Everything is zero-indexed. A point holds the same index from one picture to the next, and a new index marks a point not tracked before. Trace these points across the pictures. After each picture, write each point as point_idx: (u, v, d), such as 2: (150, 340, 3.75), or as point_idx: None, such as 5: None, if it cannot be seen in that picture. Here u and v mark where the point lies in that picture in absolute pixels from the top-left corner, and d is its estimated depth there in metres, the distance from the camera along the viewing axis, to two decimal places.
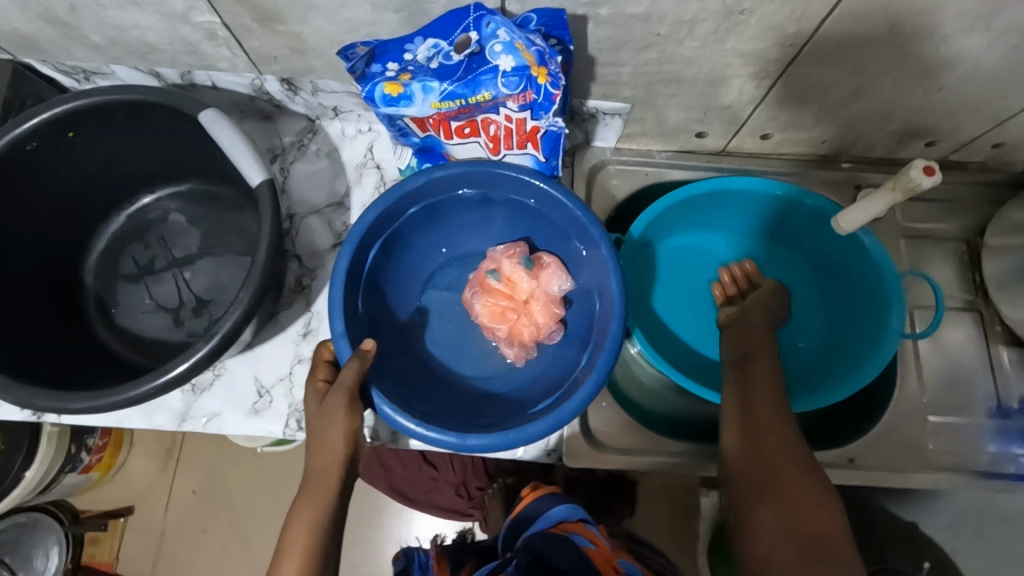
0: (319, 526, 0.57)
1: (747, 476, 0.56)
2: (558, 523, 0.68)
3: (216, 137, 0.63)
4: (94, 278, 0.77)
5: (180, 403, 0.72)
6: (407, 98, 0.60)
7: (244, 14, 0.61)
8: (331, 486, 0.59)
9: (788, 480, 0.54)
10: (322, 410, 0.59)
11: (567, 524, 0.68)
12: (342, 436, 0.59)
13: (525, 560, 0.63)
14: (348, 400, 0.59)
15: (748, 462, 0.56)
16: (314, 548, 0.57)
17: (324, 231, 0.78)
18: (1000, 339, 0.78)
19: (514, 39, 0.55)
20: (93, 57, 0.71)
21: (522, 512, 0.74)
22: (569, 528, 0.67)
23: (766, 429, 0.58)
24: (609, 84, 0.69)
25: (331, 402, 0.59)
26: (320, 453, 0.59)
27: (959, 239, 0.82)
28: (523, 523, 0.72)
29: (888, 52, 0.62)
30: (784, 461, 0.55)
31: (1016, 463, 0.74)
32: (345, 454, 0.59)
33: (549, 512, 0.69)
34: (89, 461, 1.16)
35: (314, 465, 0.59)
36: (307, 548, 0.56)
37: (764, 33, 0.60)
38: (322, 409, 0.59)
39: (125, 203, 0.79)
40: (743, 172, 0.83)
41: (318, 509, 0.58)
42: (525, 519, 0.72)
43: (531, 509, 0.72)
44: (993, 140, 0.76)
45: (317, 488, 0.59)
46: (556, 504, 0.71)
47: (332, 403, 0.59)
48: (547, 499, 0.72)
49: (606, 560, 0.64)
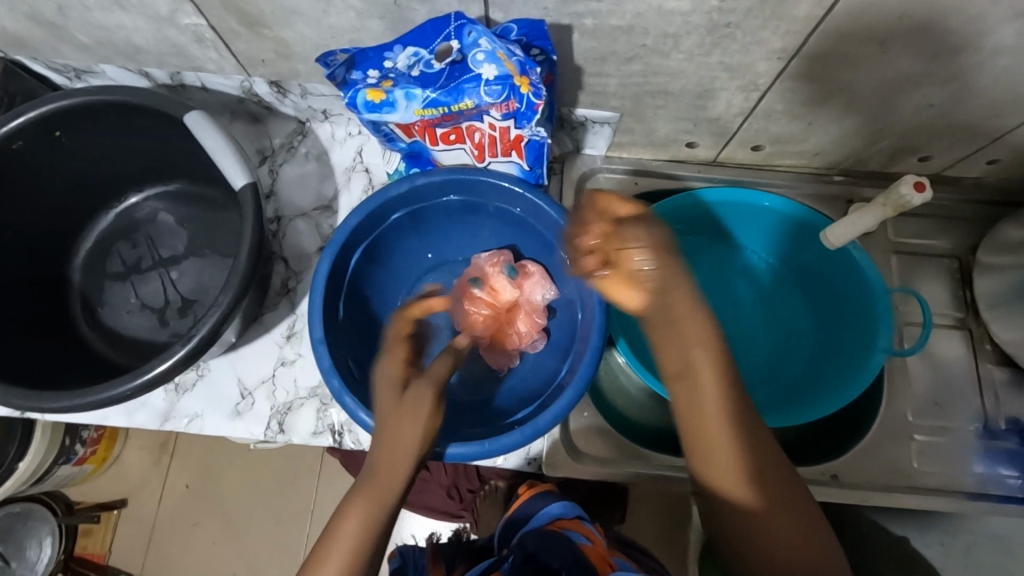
0: (371, 537, 0.51)
1: (759, 518, 0.48)
2: (553, 520, 0.66)
3: (200, 138, 0.63)
4: (85, 275, 0.78)
5: (161, 403, 0.72)
6: (390, 104, 0.60)
7: (229, 17, 0.61)
8: (392, 493, 0.53)
9: (799, 513, 0.48)
10: (402, 403, 0.55)
11: (563, 521, 0.65)
12: (419, 434, 0.54)
13: (518, 559, 0.61)
14: (433, 396, 0.56)
15: (762, 500, 0.48)
16: (359, 554, 0.50)
17: (311, 233, 0.77)
18: (990, 357, 0.77)
19: (495, 48, 0.55)
20: (83, 56, 0.71)
21: (517, 512, 0.72)
22: (565, 526, 0.65)
23: (760, 447, 0.50)
24: (596, 94, 0.69)
25: (416, 392, 0.56)
26: (388, 459, 0.54)
27: (950, 255, 0.81)
28: (519, 522, 0.70)
29: (877, 68, 0.62)
30: (784, 488, 0.49)
31: (1002, 485, 0.73)
32: (415, 461, 0.54)
33: (545, 510, 0.68)
34: (83, 454, 1.17)
35: (376, 469, 0.54)
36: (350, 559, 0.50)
37: (751, 47, 0.59)
38: (404, 403, 0.55)
39: (113, 201, 0.79)
40: (734, 183, 0.82)
41: (375, 516, 0.52)
42: (522, 518, 0.70)
43: (526, 507, 0.71)
44: (986, 158, 0.75)
45: (376, 492, 0.52)
46: (551, 502, 0.70)
47: (416, 398, 0.56)
48: (541, 498, 0.71)
49: (601, 556, 0.61)
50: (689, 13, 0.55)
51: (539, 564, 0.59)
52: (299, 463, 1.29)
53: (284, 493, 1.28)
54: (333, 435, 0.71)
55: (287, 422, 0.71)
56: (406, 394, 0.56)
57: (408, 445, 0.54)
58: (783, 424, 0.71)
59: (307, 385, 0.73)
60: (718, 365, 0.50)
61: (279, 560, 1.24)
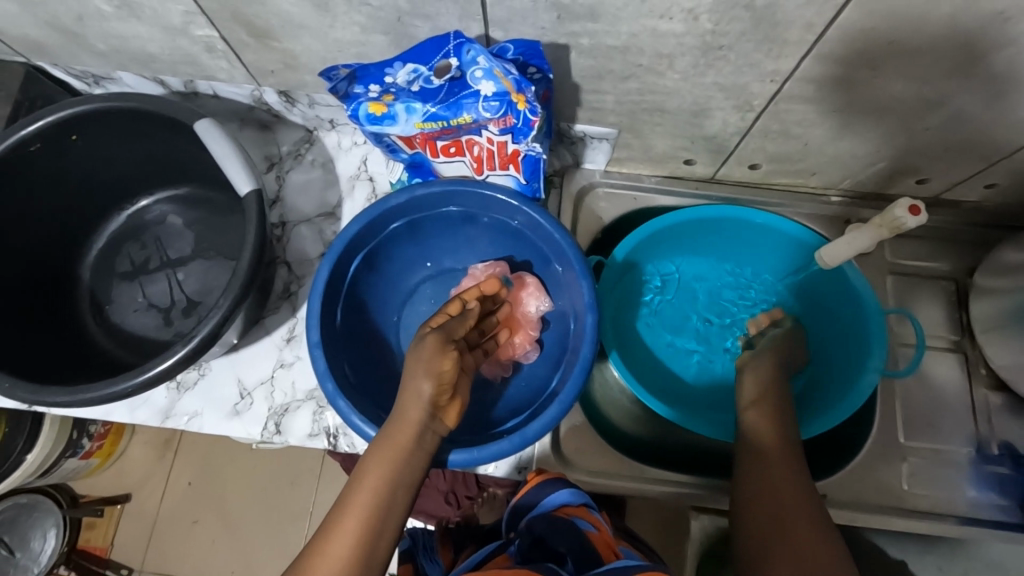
0: (389, 493, 0.54)
1: (766, 460, 0.62)
2: (560, 506, 0.64)
3: (208, 144, 0.66)
4: (94, 273, 0.80)
5: (163, 401, 0.74)
6: (391, 117, 0.62)
7: (240, 30, 0.63)
8: (405, 447, 0.56)
9: (798, 478, 0.60)
10: (414, 354, 0.60)
11: (570, 509, 0.64)
12: (425, 380, 0.57)
13: (526, 543, 0.61)
14: (440, 343, 0.60)
15: (770, 447, 0.63)
16: (375, 511, 0.53)
17: (314, 239, 0.79)
18: (984, 382, 0.77)
19: (493, 67, 0.56)
20: (101, 63, 0.74)
21: (523, 496, 0.68)
22: (570, 512, 0.64)
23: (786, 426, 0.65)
24: (594, 110, 0.71)
25: (423, 344, 0.60)
26: (400, 416, 0.57)
27: (947, 278, 0.81)
28: (527, 506, 0.66)
29: (870, 91, 0.63)
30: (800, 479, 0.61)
31: (996, 510, 0.72)
32: (425, 411, 0.57)
33: (551, 495, 0.65)
34: (90, 447, 1.19)
35: (389, 426, 0.57)
36: (367, 510, 0.53)
37: (744, 69, 0.61)
38: (414, 352, 0.60)
39: (124, 203, 0.82)
40: (732, 201, 0.83)
41: (389, 469, 0.54)
42: (526, 505, 0.67)
43: (531, 495, 0.67)
44: (985, 181, 0.75)
45: (390, 445, 0.55)
46: (557, 487, 0.66)
47: (422, 345, 0.60)
48: (548, 484, 0.67)
49: (607, 544, 0.62)
50: (683, 34, 0.56)
51: (546, 549, 0.60)
52: (300, 465, 1.31)
53: (283, 494, 1.29)
54: (328, 438, 0.72)
55: (283, 423, 0.73)
56: (413, 349, 0.60)
57: (416, 401, 0.57)
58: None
59: (304, 388, 0.74)
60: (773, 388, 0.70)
61: (276, 561, 1.25)
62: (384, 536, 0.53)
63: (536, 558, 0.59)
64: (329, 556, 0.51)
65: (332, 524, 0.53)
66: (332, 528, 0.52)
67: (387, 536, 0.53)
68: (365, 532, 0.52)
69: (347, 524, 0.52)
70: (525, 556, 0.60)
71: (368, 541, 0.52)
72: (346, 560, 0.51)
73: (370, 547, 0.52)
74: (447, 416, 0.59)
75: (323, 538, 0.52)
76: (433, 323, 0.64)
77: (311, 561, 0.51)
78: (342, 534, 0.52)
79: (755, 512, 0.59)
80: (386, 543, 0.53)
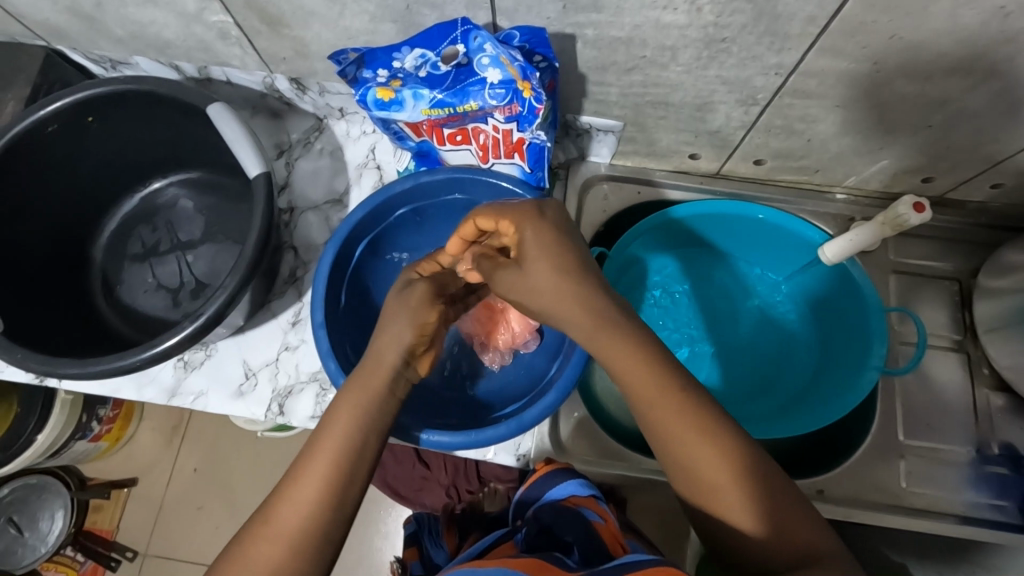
0: (360, 435, 0.53)
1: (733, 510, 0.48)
2: (568, 496, 0.64)
3: (220, 129, 0.67)
4: (107, 255, 0.82)
5: (169, 380, 0.76)
6: (399, 104, 0.63)
7: (253, 17, 0.65)
8: (378, 390, 0.56)
9: (789, 503, 0.48)
10: (402, 298, 0.62)
11: (577, 499, 0.64)
12: (408, 328, 0.59)
13: (533, 530, 0.62)
14: (428, 295, 0.62)
15: (722, 487, 0.48)
16: (345, 455, 0.52)
17: (320, 225, 0.80)
18: (987, 382, 0.77)
19: (499, 54, 0.57)
20: (118, 48, 0.76)
21: (533, 485, 0.69)
22: (578, 502, 0.64)
23: (722, 445, 0.49)
24: (599, 102, 0.71)
25: (411, 291, 0.62)
26: (376, 360, 0.58)
27: (951, 278, 0.81)
28: (536, 496, 0.68)
29: (874, 88, 0.63)
30: (779, 505, 0.48)
31: (994, 512, 0.72)
32: (399, 355, 0.58)
33: (560, 485, 0.66)
34: (98, 430, 1.21)
35: (362, 371, 0.57)
36: (335, 454, 0.52)
37: (747, 62, 0.61)
38: (400, 298, 0.62)
39: (138, 187, 0.84)
40: (737, 196, 0.83)
41: (360, 410, 0.54)
42: (534, 495, 0.68)
43: (538, 485, 0.68)
44: (990, 181, 0.75)
45: (362, 389, 0.56)
46: (565, 478, 0.67)
47: (411, 292, 0.62)
48: (555, 474, 0.68)
49: (614, 536, 0.60)
50: (686, 26, 0.57)
51: (553, 538, 0.60)
52: None
53: None
54: None
55: (286, 405, 0.74)
56: (401, 294, 0.63)
57: (392, 344, 0.58)
58: (767, 435, 0.72)
59: (308, 370, 0.76)
60: (670, 391, 0.51)
61: None
62: (355, 479, 0.52)
63: (542, 545, 0.59)
64: (293, 503, 0.50)
65: (299, 471, 0.52)
66: (297, 476, 0.51)
67: (358, 480, 0.52)
68: (334, 477, 0.51)
69: (315, 471, 0.51)
70: (531, 544, 0.60)
71: (337, 484, 0.51)
72: (314, 505, 0.50)
73: (340, 490, 0.51)
74: (419, 365, 0.61)
75: (290, 483, 0.51)
76: (421, 271, 0.66)
77: (276, 509, 0.50)
78: (310, 480, 0.51)
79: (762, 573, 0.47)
80: (358, 487, 0.52)
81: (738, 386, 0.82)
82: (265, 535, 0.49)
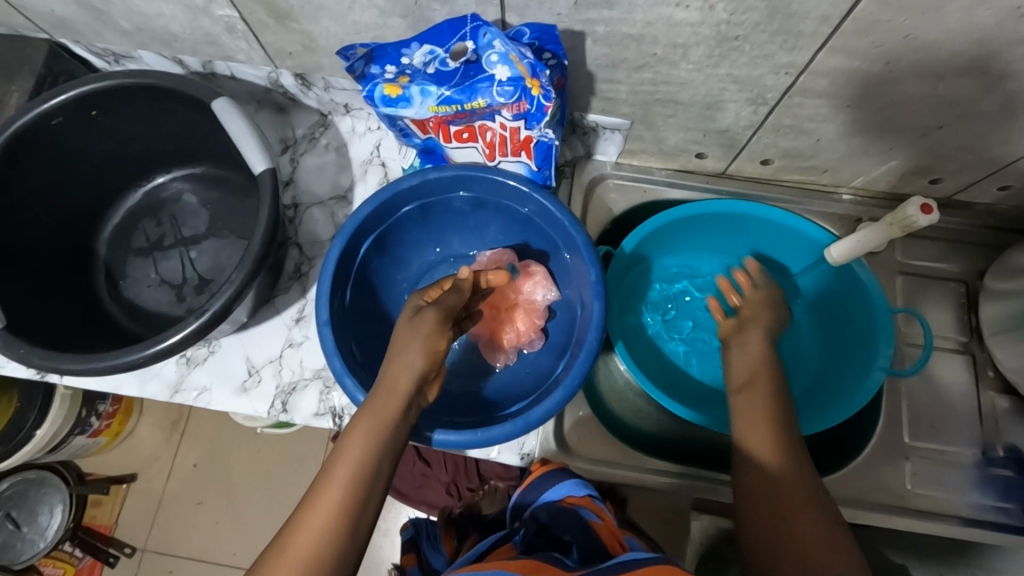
0: (372, 460, 0.53)
1: (774, 479, 0.55)
2: (564, 496, 0.64)
3: (225, 124, 0.67)
4: (110, 248, 0.82)
5: (173, 375, 0.75)
6: (405, 100, 0.62)
7: (260, 10, 0.64)
8: (393, 416, 0.55)
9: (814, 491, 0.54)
10: (412, 324, 0.60)
11: (574, 498, 0.64)
12: (421, 355, 0.57)
13: (531, 530, 0.62)
14: (439, 321, 0.60)
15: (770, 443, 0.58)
16: (357, 483, 0.52)
17: (325, 222, 0.80)
18: (992, 384, 0.76)
19: (508, 50, 0.57)
20: (123, 41, 0.75)
21: (530, 485, 0.69)
22: (575, 502, 0.63)
23: (789, 435, 0.58)
24: (608, 100, 0.71)
25: (420, 318, 0.60)
26: (388, 386, 0.57)
27: (958, 280, 0.81)
28: (532, 497, 0.67)
29: (885, 87, 0.63)
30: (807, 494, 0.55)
31: (999, 514, 0.72)
32: (413, 383, 0.57)
33: (556, 485, 0.65)
34: (98, 426, 1.21)
35: (377, 396, 0.56)
36: (350, 480, 0.52)
37: (758, 61, 0.61)
38: (412, 324, 0.60)
39: (141, 181, 0.83)
40: (743, 196, 0.83)
41: (373, 436, 0.54)
42: (531, 495, 0.68)
43: (535, 485, 0.68)
44: (998, 183, 0.75)
45: (376, 415, 0.55)
46: (563, 477, 0.67)
47: (421, 318, 0.60)
48: (552, 475, 0.67)
49: (613, 534, 0.60)
50: (698, 24, 0.57)
51: (551, 537, 0.60)
52: (305, 449, 1.32)
53: (287, 478, 1.30)
54: (334, 418, 0.73)
55: (290, 402, 0.74)
56: (412, 321, 0.60)
57: (404, 370, 0.57)
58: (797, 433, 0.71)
59: (311, 367, 0.75)
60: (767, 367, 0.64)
61: None
62: (369, 502, 0.52)
63: (541, 546, 0.59)
64: (309, 529, 0.50)
65: (314, 497, 0.52)
66: (312, 502, 0.51)
67: (370, 504, 0.52)
68: (349, 503, 0.51)
69: (329, 497, 0.51)
70: (531, 545, 0.60)
71: (351, 508, 0.51)
72: (329, 530, 0.50)
73: (354, 518, 0.51)
74: (429, 391, 0.60)
75: (306, 508, 0.51)
76: (429, 298, 0.64)
77: (292, 534, 0.50)
78: (325, 505, 0.51)
79: (778, 543, 0.52)
80: (370, 511, 0.52)
81: None
82: (280, 560, 0.49)
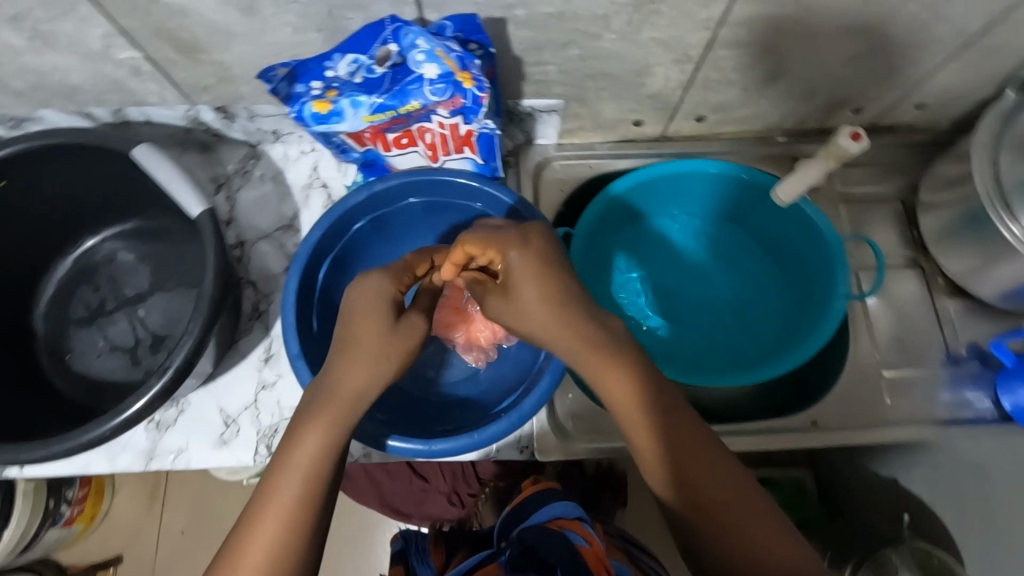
0: (324, 459, 0.49)
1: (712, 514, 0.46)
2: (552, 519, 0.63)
3: (151, 170, 0.63)
4: (48, 323, 0.76)
5: (144, 442, 0.71)
6: (337, 114, 0.60)
7: (165, 47, 0.61)
8: (344, 417, 0.51)
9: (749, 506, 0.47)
10: (398, 332, 0.57)
11: (563, 521, 0.63)
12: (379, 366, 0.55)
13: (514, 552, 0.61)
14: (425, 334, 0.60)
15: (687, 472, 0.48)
16: (310, 486, 0.48)
17: (276, 254, 0.77)
18: (943, 290, 0.81)
19: (433, 47, 0.56)
20: (20, 103, 0.70)
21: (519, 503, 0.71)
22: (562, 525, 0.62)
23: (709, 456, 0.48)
24: (540, 83, 0.71)
25: (410, 321, 0.59)
26: (337, 384, 0.53)
27: (894, 199, 0.85)
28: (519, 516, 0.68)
29: (798, 28, 0.65)
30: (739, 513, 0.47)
31: (973, 409, 0.76)
32: (368, 386, 0.53)
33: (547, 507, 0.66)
34: (70, 513, 1.14)
35: (323, 399, 0.52)
36: (300, 486, 0.48)
37: (678, 20, 0.62)
38: (398, 331, 0.57)
39: (68, 248, 0.78)
40: (685, 155, 0.85)
41: (328, 432, 0.50)
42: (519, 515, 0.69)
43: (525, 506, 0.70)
44: (915, 102, 0.79)
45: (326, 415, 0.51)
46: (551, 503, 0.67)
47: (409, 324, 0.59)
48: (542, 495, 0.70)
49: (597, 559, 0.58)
50: None
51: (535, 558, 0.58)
52: None
53: None
54: None
55: (275, 444, 0.71)
56: (398, 327, 0.58)
57: (368, 377, 0.54)
58: (773, 373, 0.72)
59: (291, 405, 0.72)
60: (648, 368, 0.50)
61: None
62: (322, 506, 0.49)
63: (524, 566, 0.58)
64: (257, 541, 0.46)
65: (259, 508, 0.47)
66: (251, 521, 0.47)
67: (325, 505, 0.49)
68: (298, 509, 0.47)
69: (274, 506, 0.47)
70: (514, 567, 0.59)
71: (303, 513, 0.47)
72: (276, 543, 0.46)
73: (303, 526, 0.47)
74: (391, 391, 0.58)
75: (249, 522, 0.47)
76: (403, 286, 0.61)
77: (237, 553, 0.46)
78: (273, 513, 0.47)
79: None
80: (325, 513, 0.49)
81: (716, 346, 0.83)
82: None
